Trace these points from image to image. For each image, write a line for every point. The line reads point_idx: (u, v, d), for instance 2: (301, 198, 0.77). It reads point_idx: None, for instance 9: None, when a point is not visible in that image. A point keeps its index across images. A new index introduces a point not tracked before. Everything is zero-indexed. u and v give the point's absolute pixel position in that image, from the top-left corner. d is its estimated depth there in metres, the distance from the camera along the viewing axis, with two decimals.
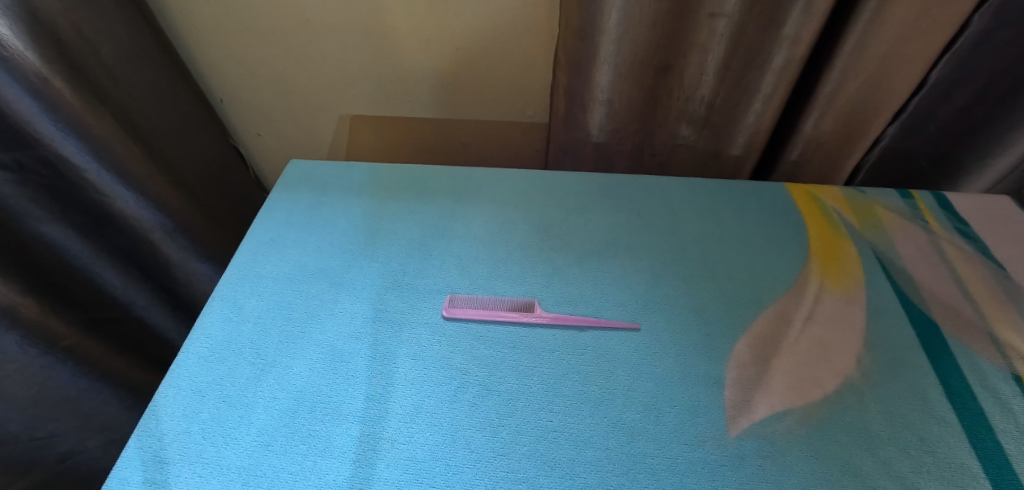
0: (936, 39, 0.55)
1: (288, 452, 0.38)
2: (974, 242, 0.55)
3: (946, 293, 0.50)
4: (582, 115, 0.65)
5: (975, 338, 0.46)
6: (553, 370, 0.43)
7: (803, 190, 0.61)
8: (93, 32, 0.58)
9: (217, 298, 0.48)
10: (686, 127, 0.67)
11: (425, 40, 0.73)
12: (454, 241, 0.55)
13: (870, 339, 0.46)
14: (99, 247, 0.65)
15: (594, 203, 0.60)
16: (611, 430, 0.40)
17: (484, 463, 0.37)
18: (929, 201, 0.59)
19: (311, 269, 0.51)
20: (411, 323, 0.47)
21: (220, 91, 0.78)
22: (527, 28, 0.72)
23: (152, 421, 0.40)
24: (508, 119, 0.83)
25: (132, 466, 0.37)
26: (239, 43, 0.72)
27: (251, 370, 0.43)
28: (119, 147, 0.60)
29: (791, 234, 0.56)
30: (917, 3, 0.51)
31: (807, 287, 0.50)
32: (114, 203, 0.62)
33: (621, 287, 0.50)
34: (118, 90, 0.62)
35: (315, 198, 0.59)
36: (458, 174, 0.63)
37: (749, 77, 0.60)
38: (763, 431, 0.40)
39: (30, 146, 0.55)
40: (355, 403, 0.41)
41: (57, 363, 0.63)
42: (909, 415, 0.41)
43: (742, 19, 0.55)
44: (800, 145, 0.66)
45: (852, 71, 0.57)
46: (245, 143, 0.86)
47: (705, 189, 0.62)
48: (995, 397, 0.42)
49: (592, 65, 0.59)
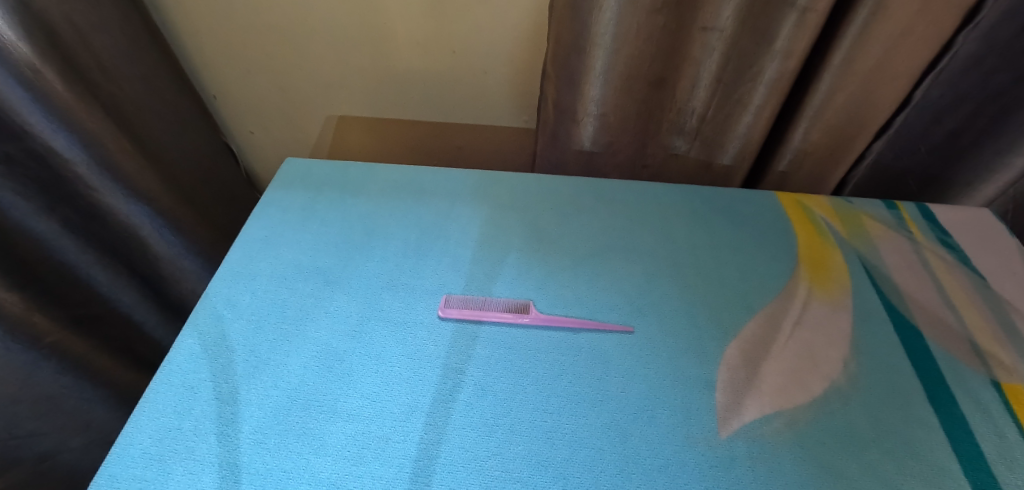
0: (920, 56, 0.57)
1: (281, 449, 0.38)
2: (955, 252, 0.57)
3: (930, 301, 0.51)
4: (573, 127, 0.66)
5: (956, 345, 0.48)
6: (548, 371, 0.44)
7: (791, 199, 0.62)
8: (88, 26, 0.58)
9: (210, 295, 0.48)
10: (679, 139, 0.69)
11: (424, 44, 0.73)
12: (450, 242, 0.55)
13: (854, 343, 0.48)
14: (85, 242, 0.64)
15: (589, 206, 0.60)
16: (604, 430, 0.40)
17: (478, 462, 0.38)
18: (913, 211, 0.61)
19: (305, 267, 0.51)
20: (406, 322, 0.47)
21: (213, 88, 0.78)
22: (523, 35, 0.73)
23: (142, 418, 0.39)
24: (502, 123, 0.84)
25: (121, 464, 0.36)
26: (233, 40, 0.72)
27: (245, 367, 0.43)
28: (108, 142, 0.60)
29: (781, 242, 0.57)
30: (901, 21, 0.53)
31: (796, 293, 0.52)
32: (102, 198, 0.62)
33: (615, 289, 0.51)
34: (111, 84, 0.62)
35: (311, 196, 0.59)
36: (454, 176, 0.63)
37: (740, 91, 0.61)
38: (753, 433, 0.41)
39: (19, 139, 0.54)
40: (350, 402, 0.41)
41: (39, 360, 0.61)
42: (894, 418, 0.43)
43: (734, 34, 0.57)
44: (789, 156, 0.67)
45: (839, 85, 0.59)
46: (238, 141, 0.86)
47: (698, 196, 0.63)
48: (975, 401, 0.44)
49: (585, 78, 0.60)
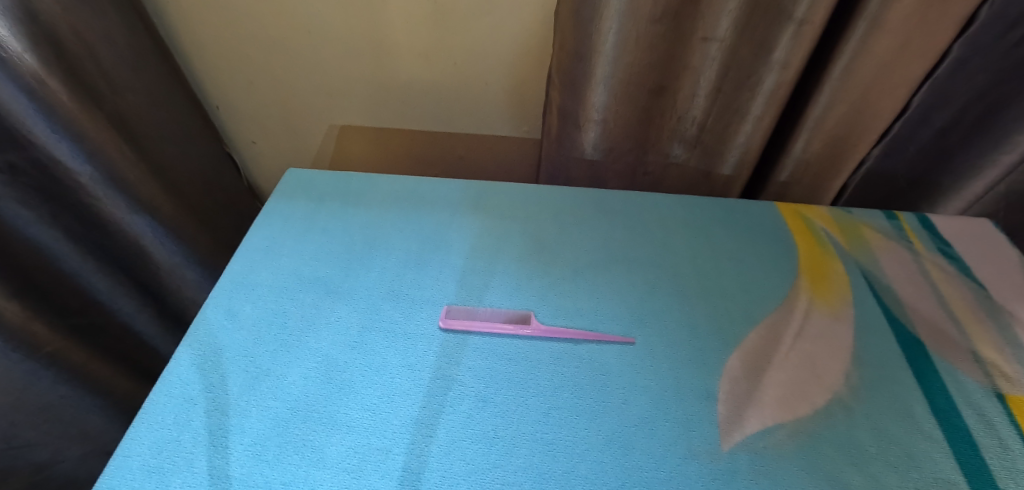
0: (919, 66, 0.58)
1: (281, 461, 0.38)
2: (955, 263, 0.57)
3: (931, 313, 0.51)
4: (576, 134, 0.66)
5: (958, 356, 0.48)
6: (549, 383, 0.44)
7: (792, 210, 0.62)
8: (93, 36, 0.59)
9: (211, 305, 0.48)
10: (679, 148, 0.69)
11: (425, 54, 0.74)
12: (450, 252, 0.55)
13: (856, 355, 0.48)
14: (87, 250, 0.64)
15: (589, 217, 0.60)
16: (606, 442, 0.40)
17: (479, 474, 0.37)
18: (912, 222, 0.61)
19: (306, 277, 0.51)
20: (406, 333, 0.47)
21: (216, 98, 0.79)
22: (524, 45, 0.73)
23: (141, 429, 0.39)
24: (503, 133, 0.85)
25: (119, 475, 0.36)
26: (236, 51, 0.73)
27: (245, 378, 0.43)
28: (110, 152, 0.60)
29: (782, 252, 0.57)
30: (898, 34, 0.54)
31: (796, 303, 0.52)
32: (104, 208, 0.62)
33: (615, 300, 0.51)
34: (114, 95, 0.62)
35: (313, 206, 0.59)
36: (454, 187, 0.63)
37: (740, 100, 0.62)
38: (755, 445, 0.40)
39: (22, 148, 0.54)
40: (349, 413, 0.40)
41: (38, 369, 0.61)
42: (896, 430, 0.42)
43: (733, 44, 0.57)
44: (790, 165, 0.67)
45: (839, 95, 0.59)
46: (241, 151, 0.86)
47: (698, 206, 0.63)
48: (978, 413, 0.43)
49: (586, 86, 0.61)
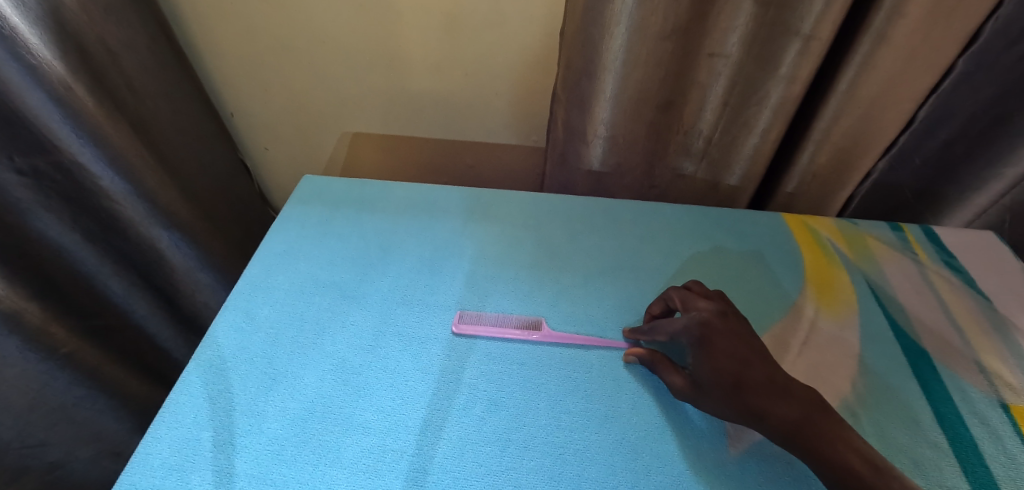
0: (923, 82, 0.59)
1: (298, 461, 0.38)
2: (960, 273, 0.57)
3: (935, 323, 0.52)
4: (583, 147, 0.67)
5: (963, 368, 0.48)
6: (561, 387, 0.45)
7: (798, 220, 0.63)
8: (116, 44, 0.60)
9: (230, 307, 0.49)
10: (686, 161, 0.70)
11: (437, 65, 0.75)
12: (463, 259, 0.56)
13: (863, 364, 0.48)
14: (104, 252, 0.65)
15: (598, 226, 0.61)
16: (616, 447, 0.41)
17: (491, 477, 0.38)
18: (917, 233, 0.62)
19: (322, 281, 0.52)
20: (420, 337, 0.47)
21: (232, 105, 0.80)
22: (533, 59, 0.75)
23: (162, 427, 0.40)
24: (511, 142, 0.86)
25: (140, 473, 0.37)
26: (253, 59, 0.74)
27: (262, 379, 0.43)
28: (132, 157, 0.62)
29: (789, 262, 0.58)
30: (901, 53, 0.55)
31: (804, 312, 0.52)
32: (125, 213, 0.64)
33: (625, 307, 0.52)
34: (135, 100, 0.64)
35: (328, 212, 0.60)
36: (466, 195, 0.64)
37: (747, 114, 0.63)
38: (762, 450, 0.41)
39: (48, 152, 0.55)
40: (365, 415, 0.41)
41: (55, 370, 0.63)
42: (900, 436, 0.43)
43: (740, 60, 0.59)
44: (797, 177, 0.68)
45: (843, 111, 0.60)
46: (254, 158, 0.88)
47: (706, 216, 0.64)
48: (983, 423, 0.44)
49: (594, 101, 0.62)
